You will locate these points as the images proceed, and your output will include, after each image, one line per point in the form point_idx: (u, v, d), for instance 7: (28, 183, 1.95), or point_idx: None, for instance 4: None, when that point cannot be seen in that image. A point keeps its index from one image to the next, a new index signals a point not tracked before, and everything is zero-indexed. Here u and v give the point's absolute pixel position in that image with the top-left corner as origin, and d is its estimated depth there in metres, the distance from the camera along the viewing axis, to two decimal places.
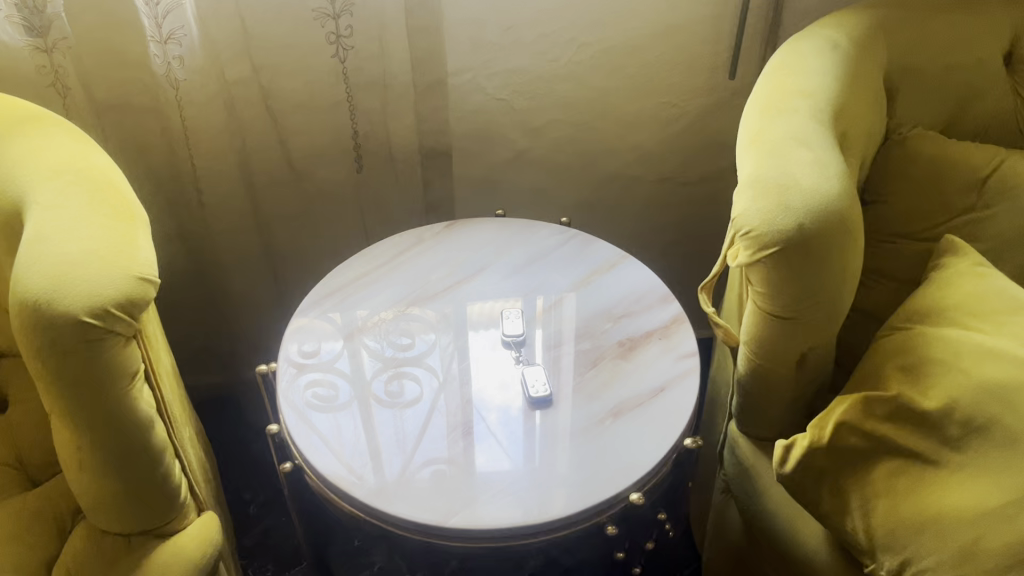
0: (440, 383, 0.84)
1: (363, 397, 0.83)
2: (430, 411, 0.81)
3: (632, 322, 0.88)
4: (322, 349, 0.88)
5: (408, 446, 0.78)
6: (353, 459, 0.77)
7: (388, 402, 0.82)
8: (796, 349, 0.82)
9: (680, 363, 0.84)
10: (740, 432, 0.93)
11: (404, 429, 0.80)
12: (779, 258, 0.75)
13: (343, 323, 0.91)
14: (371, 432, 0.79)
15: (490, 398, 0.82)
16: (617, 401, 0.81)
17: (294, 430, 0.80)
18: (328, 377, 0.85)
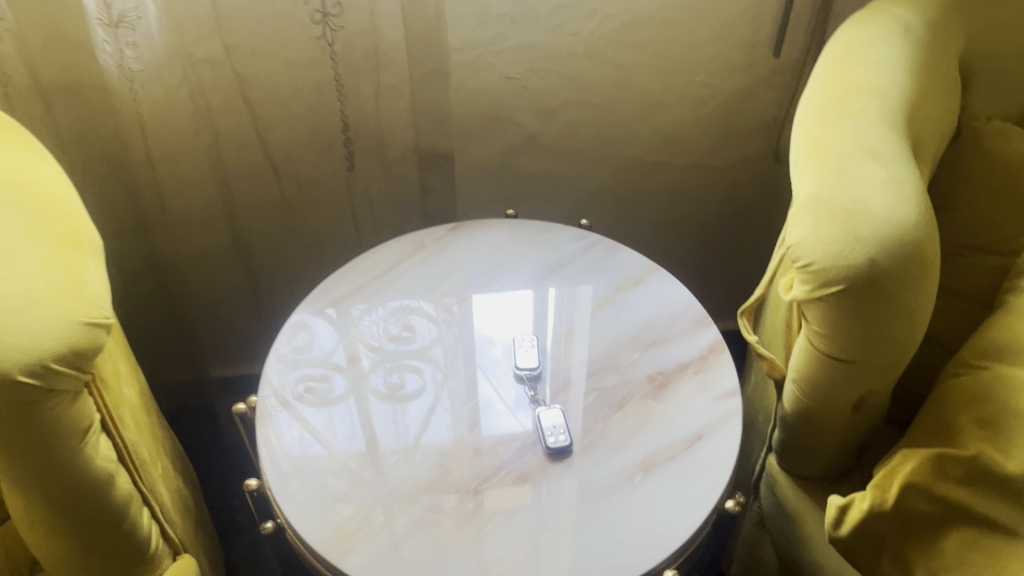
0: (443, 376, 0.78)
1: (359, 389, 0.77)
2: (432, 405, 0.75)
3: (662, 353, 0.79)
4: (314, 342, 0.81)
5: (409, 419, 0.74)
6: (347, 449, 0.72)
7: (387, 395, 0.76)
8: (854, 392, 0.71)
9: (720, 404, 0.74)
10: (780, 470, 0.82)
11: (404, 421, 0.74)
12: (843, 296, 0.64)
13: (337, 317, 0.84)
14: (367, 425, 0.74)
15: (490, 333, 0.82)
16: (646, 454, 0.71)
17: (283, 424, 0.74)
18: (322, 370, 0.79)
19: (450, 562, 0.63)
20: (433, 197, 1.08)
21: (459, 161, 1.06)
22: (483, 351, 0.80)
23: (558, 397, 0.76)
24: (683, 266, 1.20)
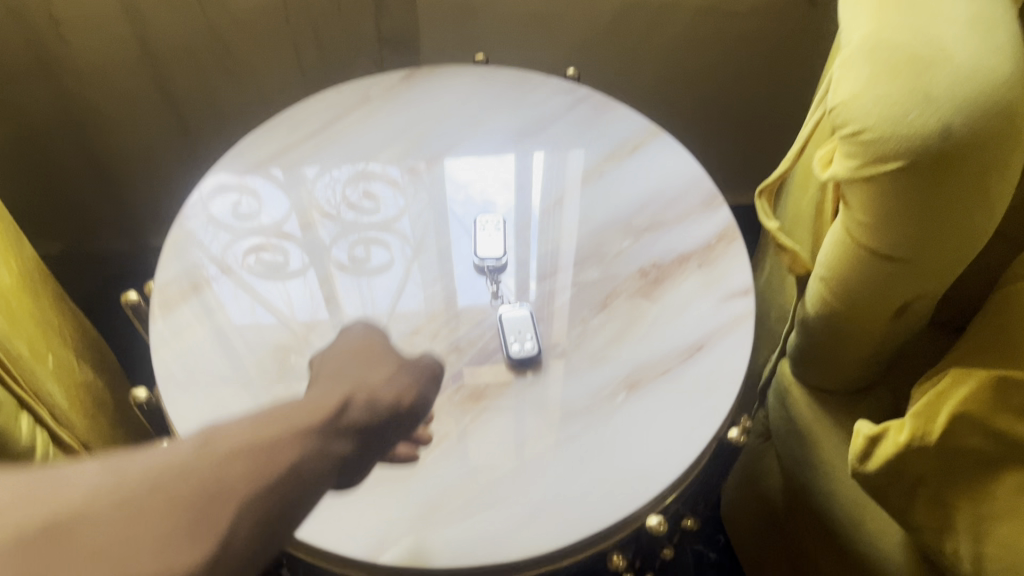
0: (415, 250, 0.64)
1: (320, 262, 0.63)
2: (404, 282, 0.62)
3: (659, 239, 0.63)
4: (261, 214, 0.66)
5: (379, 294, 0.62)
6: (306, 327, 0.60)
7: (353, 271, 0.63)
8: (896, 297, 0.56)
9: (726, 306, 0.59)
10: (795, 379, 0.69)
11: (374, 301, 0.61)
12: (902, 177, 0.48)
13: (286, 180, 0.68)
14: (330, 302, 0.61)
15: (471, 183, 0.68)
16: (631, 366, 0.57)
17: (231, 301, 0.61)
18: (273, 242, 0.64)
19: (378, 500, 0.51)
20: (395, 36, 0.90)
21: None
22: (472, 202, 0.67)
23: (543, 282, 0.62)
24: (689, 132, 1.03)
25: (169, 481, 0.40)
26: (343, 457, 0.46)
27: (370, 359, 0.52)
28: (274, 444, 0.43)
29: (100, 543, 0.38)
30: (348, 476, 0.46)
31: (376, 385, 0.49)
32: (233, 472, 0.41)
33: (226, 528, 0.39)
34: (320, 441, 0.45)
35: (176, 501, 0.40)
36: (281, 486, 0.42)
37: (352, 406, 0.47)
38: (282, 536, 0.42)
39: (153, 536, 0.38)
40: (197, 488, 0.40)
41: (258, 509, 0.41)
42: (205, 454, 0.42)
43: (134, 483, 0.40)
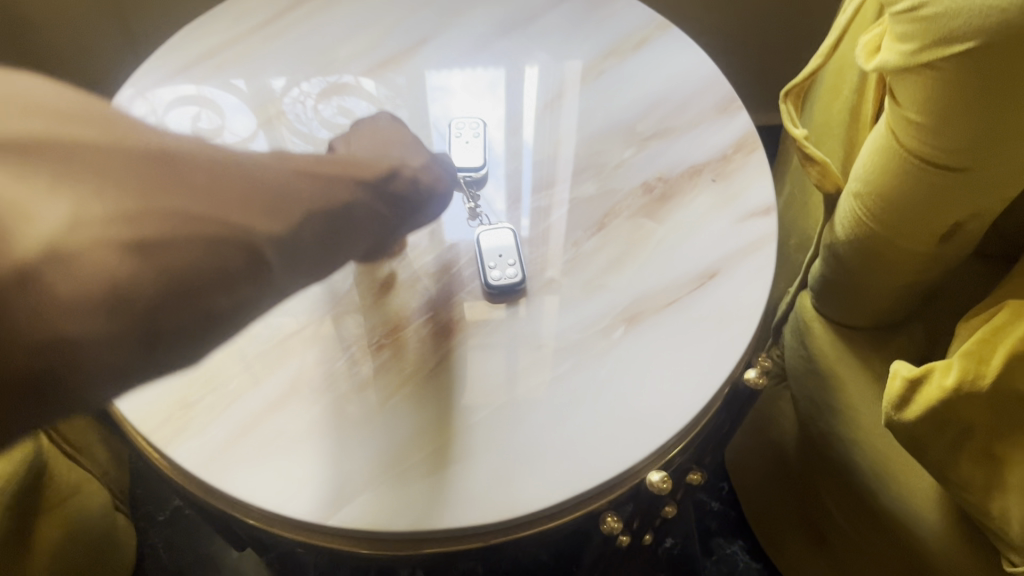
0: None
1: None
2: None
3: (666, 149, 0.54)
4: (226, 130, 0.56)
5: None
6: None
7: None
8: (948, 216, 0.47)
9: (744, 227, 0.50)
10: (817, 313, 0.60)
11: None
12: (969, 61, 0.39)
13: (252, 93, 0.58)
14: None
15: (449, 88, 0.59)
16: (632, 296, 0.49)
17: None
18: None
19: (327, 452, 0.44)
20: None
21: None
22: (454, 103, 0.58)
23: (540, 196, 0.54)
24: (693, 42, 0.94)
25: (240, 170, 0.40)
26: (382, 216, 0.46)
27: (403, 142, 0.52)
28: (328, 180, 0.43)
29: (199, 183, 0.38)
30: (382, 233, 0.46)
31: (413, 163, 0.50)
32: (302, 183, 0.42)
33: (297, 222, 0.40)
34: (367, 194, 0.45)
35: (249, 188, 0.39)
36: (337, 217, 0.43)
37: (395, 177, 0.47)
38: (340, 254, 0.43)
39: (236, 204, 0.38)
40: (265, 185, 0.40)
41: (319, 225, 0.41)
42: (275, 160, 0.43)
43: (214, 152, 0.41)
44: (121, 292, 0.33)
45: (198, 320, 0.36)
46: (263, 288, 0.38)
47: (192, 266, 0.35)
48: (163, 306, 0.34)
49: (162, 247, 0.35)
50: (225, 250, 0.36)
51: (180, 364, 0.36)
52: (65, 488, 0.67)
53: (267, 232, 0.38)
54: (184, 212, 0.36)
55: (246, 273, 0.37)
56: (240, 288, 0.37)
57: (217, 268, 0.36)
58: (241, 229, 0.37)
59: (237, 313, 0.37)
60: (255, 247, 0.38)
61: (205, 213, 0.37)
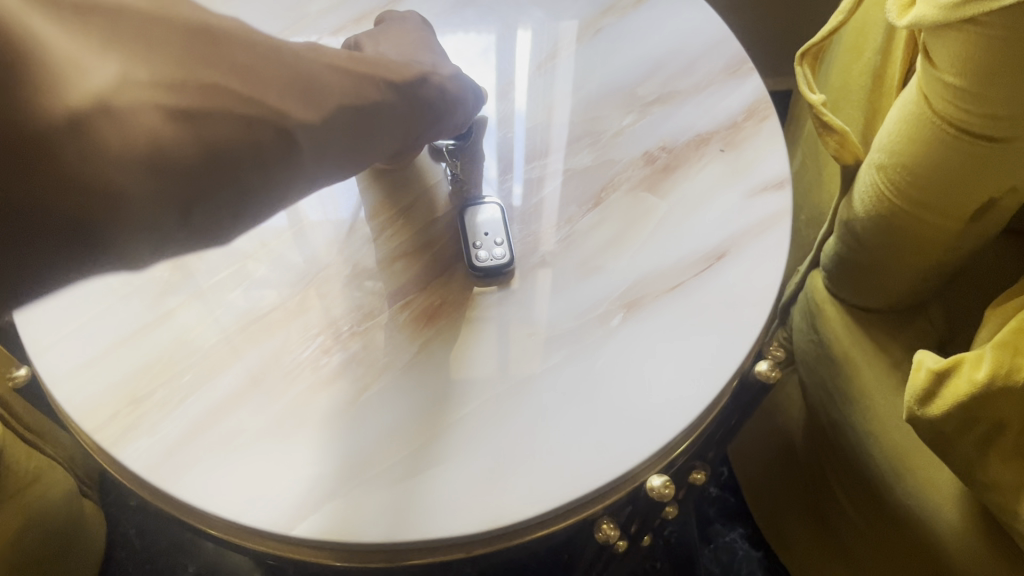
0: None
1: None
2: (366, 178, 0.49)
3: (670, 116, 0.50)
4: None
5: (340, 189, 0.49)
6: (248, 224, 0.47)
7: None
8: (983, 191, 0.43)
9: (756, 201, 0.46)
10: (829, 294, 0.56)
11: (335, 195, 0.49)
12: (1020, 13, 0.34)
13: None
14: None
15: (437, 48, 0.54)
16: (631, 280, 0.44)
17: None
18: None
19: (290, 451, 0.39)
20: None
21: None
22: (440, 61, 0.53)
23: (531, 166, 0.49)
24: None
25: (281, 53, 0.38)
26: (410, 117, 0.43)
27: (430, 48, 0.49)
28: (360, 73, 0.41)
29: (239, 63, 0.36)
30: (411, 133, 0.44)
31: (445, 65, 0.48)
32: (335, 78, 0.40)
33: (327, 113, 0.39)
34: (400, 90, 0.43)
35: (285, 73, 0.38)
36: (367, 113, 0.41)
37: (429, 79, 0.45)
38: (367, 151, 0.42)
39: (274, 87, 0.37)
40: (303, 73, 0.38)
41: (344, 120, 0.39)
42: (311, 51, 0.40)
43: (256, 33, 0.38)
44: (160, 151, 0.32)
45: (235, 193, 0.35)
46: (295, 171, 0.37)
47: (230, 140, 0.34)
48: (201, 171, 0.34)
49: (203, 114, 0.34)
50: (262, 128, 0.35)
51: (214, 231, 0.36)
52: (20, 479, 0.62)
53: (300, 118, 0.37)
54: (223, 87, 0.35)
55: (279, 154, 0.36)
56: (272, 168, 0.36)
57: (254, 144, 0.35)
58: (276, 111, 0.36)
59: (270, 192, 0.37)
60: (290, 131, 0.36)
61: (247, 90, 0.36)
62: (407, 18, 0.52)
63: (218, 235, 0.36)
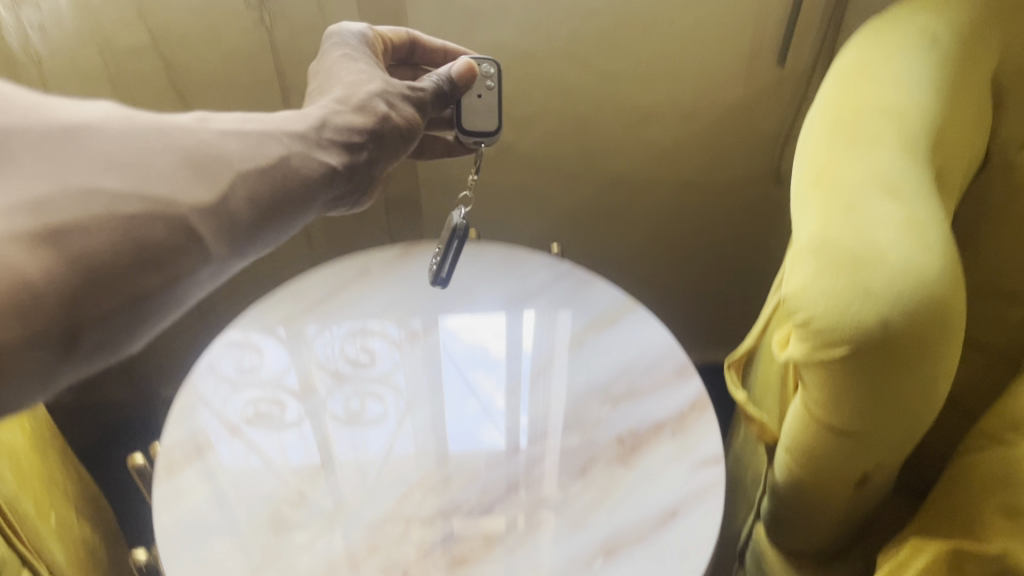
0: (408, 403, 0.69)
1: (316, 414, 0.69)
2: (394, 436, 0.67)
3: (636, 408, 0.68)
4: (262, 362, 0.72)
5: (372, 445, 0.66)
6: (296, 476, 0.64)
7: (348, 421, 0.68)
8: (858, 468, 0.60)
9: (699, 473, 0.63)
10: (770, 543, 0.71)
11: (366, 450, 0.66)
12: (846, 363, 0.53)
13: (289, 339, 0.74)
14: (323, 452, 0.66)
15: (477, 338, 0.75)
16: (606, 534, 0.60)
17: (230, 452, 0.65)
18: (273, 393, 0.70)
19: None
20: (399, 205, 0.97)
21: (423, 172, 0.95)
22: (426, 53, 0.70)
23: (536, 446, 0.66)
24: (664, 292, 1.11)
25: (154, 134, 0.43)
26: (327, 167, 0.50)
27: (353, 65, 0.59)
28: (299, 133, 0.51)
29: (130, 152, 0.41)
30: (339, 180, 0.52)
31: (357, 86, 0.57)
32: (234, 140, 0.46)
33: (223, 188, 0.43)
34: (384, 104, 0.57)
35: (183, 154, 0.43)
36: (274, 175, 0.47)
37: (328, 127, 0.53)
38: (281, 224, 0.47)
39: (158, 169, 0.41)
40: (201, 154, 0.44)
41: (258, 191, 0.45)
42: (208, 127, 0.46)
43: (156, 120, 0.44)
44: (26, 281, 0.34)
45: (123, 300, 0.38)
46: (197, 259, 0.41)
47: (108, 249, 0.37)
48: (83, 294, 0.36)
49: (76, 231, 0.36)
50: (152, 220, 0.39)
51: (113, 350, 0.38)
52: None
53: (194, 199, 0.42)
54: (101, 190, 0.38)
55: (162, 246, 0.39)
56: (159, 269, 0.39)
57: (134, 252, 0.38)
58: (158, 199, 0.40)
59: (172, 284, 0.40)
60: (182, 217, 0.40)
61: (128, 187, 0.39)
62: (344, 24, 0.64)
63: (123, 349, 0.39)
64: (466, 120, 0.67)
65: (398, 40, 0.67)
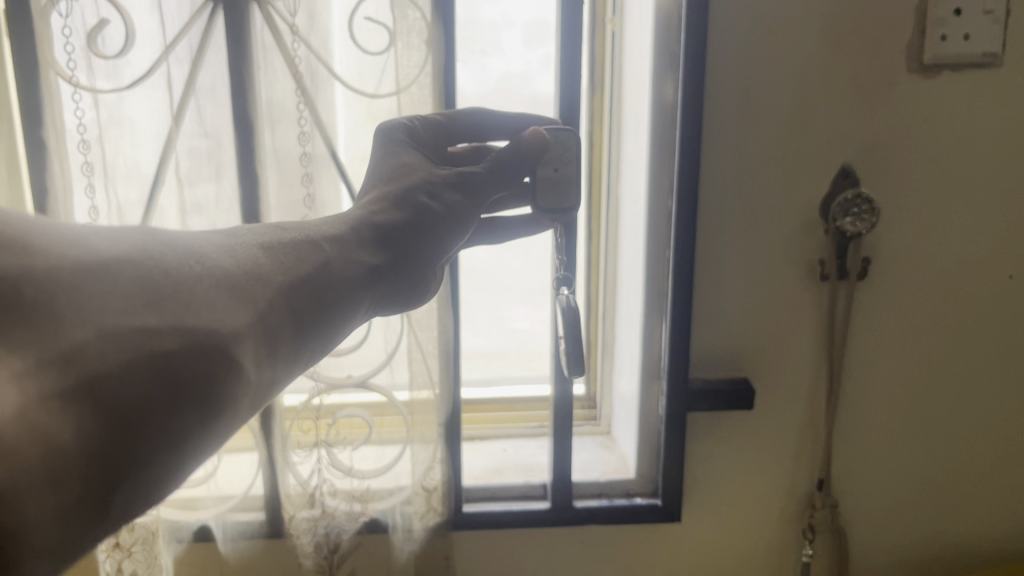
0: None
1: None
2: None
3: None
4: None
5: None
6: None
7: None
8: None
9: None
10: None
11: None
12: None
13: None
14: None
15: None
16: None
17: None
18: None
19: None
20: None
21: None
22: (485, 128, 0.67)
23: None
24: None
25: (188, 264, 0.43)
26: (368, 262, 0.55)
27: (396, 171, 0.62)
28: (338, 238, 0.55)
29: (162, 289, 0.40)
30: (384, 279, 0.57)
31: (397, 188, 0.60)
32: (270, 257, 0.49)
33: (259, 311, 0.45)
34: (427, 195, 0.60)
35: (217, 282, 0.44)
36: (318, 275, 0.51)
37: (355, 231, 0.57)
38: (326, 317, 0.51)
39: (193, 305, 0.41)
40: (240, 279, 0.46)
41: (294, 298, 0.48)
42: (228, 257, 0.47)
43: (187, 255, 0.44)
44: (59, 447, 0.32)
45: (158, 441, 0.37)
46: (239, 387, 0.42)
47: (141, 392, 0.37)
48: (120, 444, 0.35)
49: (117, 378, 0.36)
50: (192, 353, 0.40)
51: (157, 492, 0.38)
52: None
53: (238, 326, 0.43)
54: (150, 327, 0.39)
55: (194, 387, 0.39)
56: (203, 401, 0.40)
57: (168, 381, 0.38)
58: (197, 329, 0.40)
59: (218, 404, 0.41)
60: (222, 343, 0.41)
61: (165, 323, 0.39)
62: (387, 125, 0.65)
63: (153, 498, 0.38)
64: (542, 194, 0.68)
65: (453, 122, 0.67)
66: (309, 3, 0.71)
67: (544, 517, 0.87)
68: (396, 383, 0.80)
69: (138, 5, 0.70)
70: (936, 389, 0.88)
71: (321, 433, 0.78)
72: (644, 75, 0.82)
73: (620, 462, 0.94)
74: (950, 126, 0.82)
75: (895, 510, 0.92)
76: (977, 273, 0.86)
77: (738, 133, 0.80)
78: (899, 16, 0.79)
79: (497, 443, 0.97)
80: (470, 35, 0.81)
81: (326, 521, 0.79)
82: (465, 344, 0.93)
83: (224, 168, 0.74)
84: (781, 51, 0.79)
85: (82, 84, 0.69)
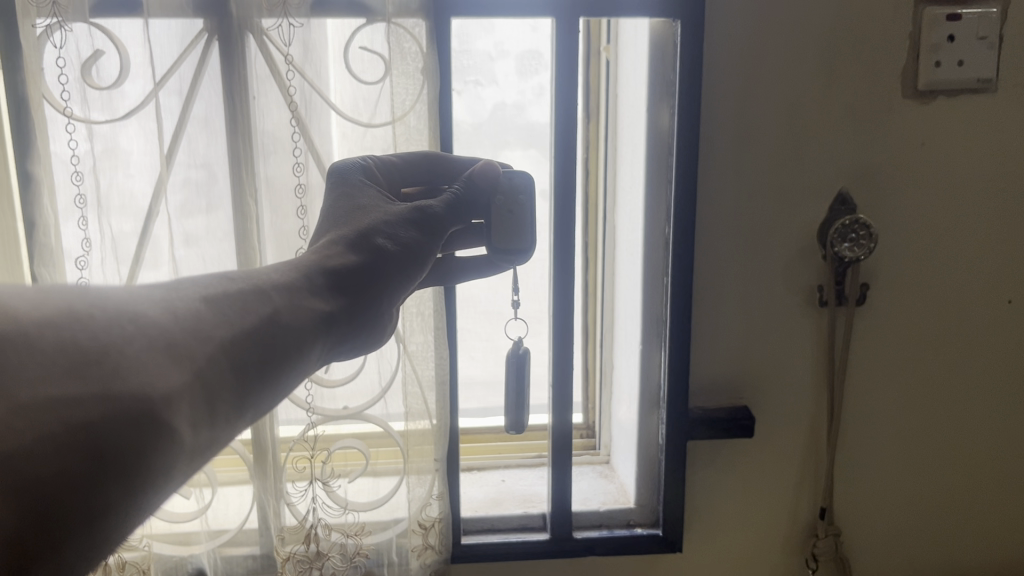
0: None
1: None
2: None
3: None
4: None
5: None
6: None
7: None
8: None
9: None
10: None
11: None
12: None
13: None
14: None
15: None
16: None
17: None
18: None
19: None
20: None
21: None
22: (440, 169, 0.69)
23: None
24: None
25: (120, 325, 0.42)
26: (323, 307, 0.55)
27: (349, 216, 0.62)
28: (289, 284, 0.54)
29: (86, 357, 0.39)
30: (339, 324, 0.56)
31: (346, 229, 0.61)
32: (211, 310, 0.48)
33: (187, 376, 0.43)
34: (382, 236, 0.60)
35: (151, 342, 0.43)
36: (269, 331, 0.50)
37: (307, 275, 0.56)
38: (270, 375, 0.50)
39: (122, 370, 0.40)
40: (178, 339, 0.44)
41: (236, 352, 0.48)
42: (166, 314, 0.45)
43: (120, 314, 0.43)
44: None
45: (78, 515, 0.37)
46: (169, 454, 0.41)
47: (56, 469, 0.36)
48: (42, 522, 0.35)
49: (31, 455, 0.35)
50: (116, 420, 0.38)
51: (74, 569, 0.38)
52: None
53: (168, 388, 0.42)
54: (65, 397, 0.37)
55: (118, 458, 0.38)
56: (130, 472, 0.39)
57: (88, 455, 0.37)
58: (122, 396, 0.39)
59: (147, 473, 0.40)
60: (152, 409, 0.40)
61: (88, 391, 0.38)
62: (335, 167, 0.65)
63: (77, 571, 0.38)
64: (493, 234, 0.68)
65: (407, 163, 0.67)
66: (303, 34, 0.71)
67: (544, 549, 0.86)
68: (390, 414, 0.78)
69: (130, 36, 0.70)
70: (935, 416, 0.88)
71: (315, 466, 0.76)
72: (640, 103, 0.82)
73: (620, 493, 0.93)
74: (947, 154, 0.82)
75: (900, 539, 0.90)
76: (976, 301, 0.85)
77: (734, 162, 0.80)
78: (892, 45, 0.79)
79: (494, 474, 0.96)
80: (464, 65, 0.81)
81: (322, 562, 0.77)
82: (462, 373, 0.92)
83: (217, 200, 0.73)
84: (775, 81, 0.79)
85: (75, 115, 0.69)
